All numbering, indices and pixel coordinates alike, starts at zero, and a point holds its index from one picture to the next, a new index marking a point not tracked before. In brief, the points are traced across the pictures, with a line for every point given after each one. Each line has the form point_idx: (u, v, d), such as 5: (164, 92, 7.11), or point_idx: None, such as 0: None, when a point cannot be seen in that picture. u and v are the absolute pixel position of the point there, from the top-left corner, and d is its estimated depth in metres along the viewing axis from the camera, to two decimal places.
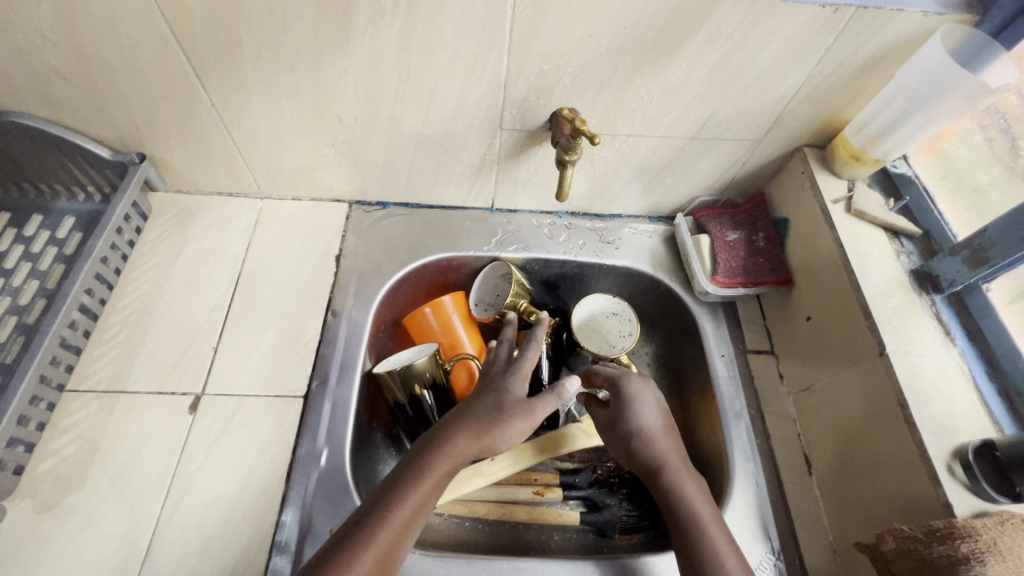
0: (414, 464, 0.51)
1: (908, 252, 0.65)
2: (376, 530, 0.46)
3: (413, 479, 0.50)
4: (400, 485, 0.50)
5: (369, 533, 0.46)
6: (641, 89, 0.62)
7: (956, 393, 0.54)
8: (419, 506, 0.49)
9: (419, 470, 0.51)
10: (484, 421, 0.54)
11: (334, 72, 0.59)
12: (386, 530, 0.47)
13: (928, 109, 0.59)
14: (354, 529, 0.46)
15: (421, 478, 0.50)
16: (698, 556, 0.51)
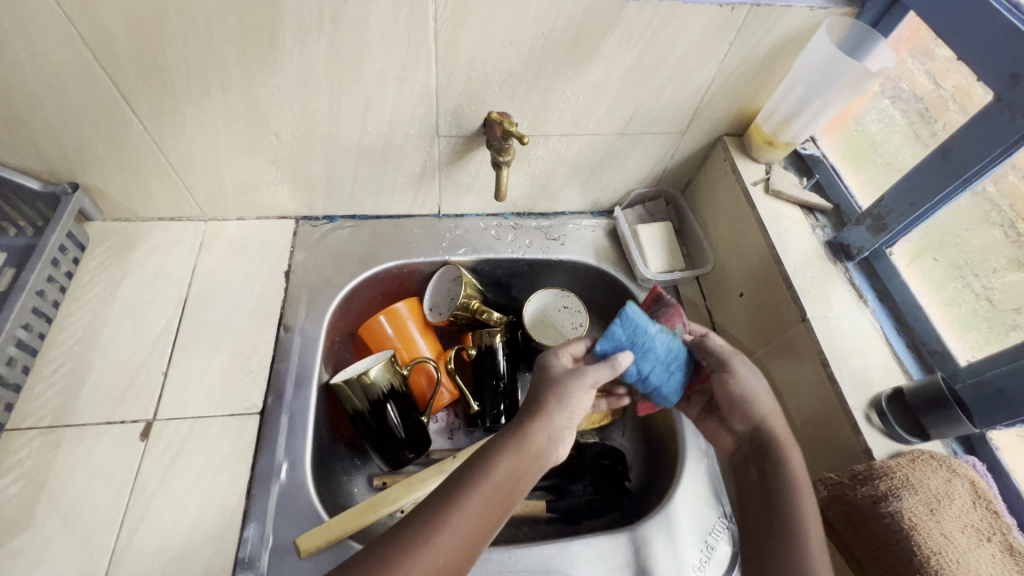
0: (481, 458, 0.48)
1: (822, 225, 0.70)
2: (439, 522, 0.45)
3: (482, 471, 0.48)
4: (470, 472, 0.48)
5: (430, 528, 0.44)
6: (566, 90, 0.65)
7: (870, 348, 0.59)
8: (491, 499, 0.47)
9: (491, 462, 0.48)
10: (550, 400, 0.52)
11: (266, 89, 0.61)
12: (449, 527, 0.44)
13: (824, 95, 0.65)
14: (416, 526, 0.45)
15: (492, 466, 0.48)
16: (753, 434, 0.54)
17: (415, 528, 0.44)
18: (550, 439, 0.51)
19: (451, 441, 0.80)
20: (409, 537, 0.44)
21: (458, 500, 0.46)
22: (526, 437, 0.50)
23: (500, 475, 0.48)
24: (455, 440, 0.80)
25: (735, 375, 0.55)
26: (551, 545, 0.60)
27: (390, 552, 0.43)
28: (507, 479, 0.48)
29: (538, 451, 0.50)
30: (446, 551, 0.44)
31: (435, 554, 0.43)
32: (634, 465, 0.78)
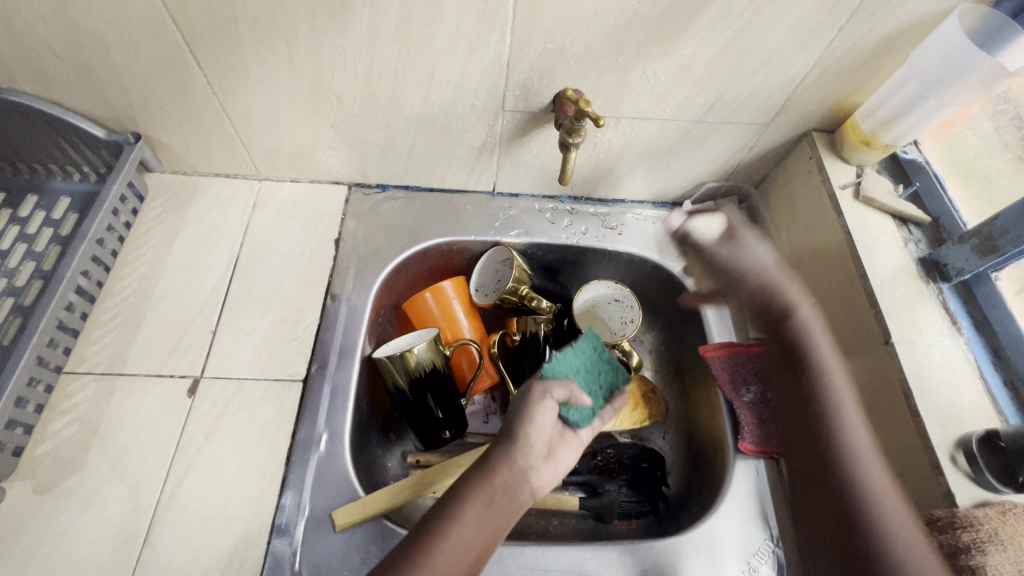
0: (447, 508, 0.50)
1: (916, 240, 0.63)
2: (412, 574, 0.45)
3: (449, 515, 0.49)
4: (438, 515, 0.49)
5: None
6: (647, 70, 0.60)
7: (960, 382, 0.54)
8: (465, 542, 0.48)
9: (455, 513, 0.49)
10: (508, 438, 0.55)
11: (332, 48, 0.58)
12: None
13: (942, 94, 0.57)
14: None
15: (462, 508, 0.50)
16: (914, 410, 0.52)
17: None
18: (512, 471, 0.53)
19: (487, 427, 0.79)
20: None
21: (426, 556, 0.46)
22: (489, 476, 0.52)
23: (469, 524, 0.49)
24: (491, 425, 0.79)
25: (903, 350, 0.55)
26: (585, 548, 0.59)
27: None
28: (475, 526, 0.49)
29: (503, 490, 0.52)
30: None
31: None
32: (673, 471, 0.75)
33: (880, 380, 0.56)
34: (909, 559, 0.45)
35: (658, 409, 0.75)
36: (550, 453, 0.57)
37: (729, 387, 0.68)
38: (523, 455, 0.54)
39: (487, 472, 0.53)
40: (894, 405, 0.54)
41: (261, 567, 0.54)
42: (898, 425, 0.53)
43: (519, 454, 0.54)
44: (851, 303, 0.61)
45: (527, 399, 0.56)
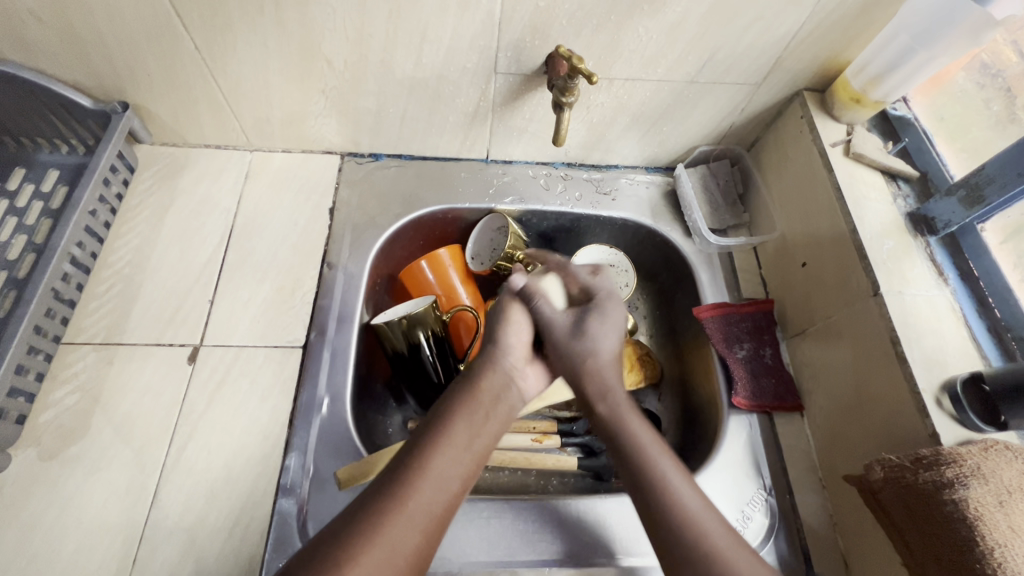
0: (429, 424, 0.51)
1: (905, 195, 0.64)
2: (407, 484, 0.46)
3: (441, 422, 0.51)
4: (431, 427, 0.51)
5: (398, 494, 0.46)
6: (639, 28, 0.60)
7: (947, 329, 0.55)
8: (456, 454, 0.49)
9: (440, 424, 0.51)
10: (490, 354, 0.57)
11: (321, 9, 0.57)
12: (421, 485, 0.47)
13: (932, 47, 0.58)
14: (374, 508, 0.45)
15: (451, 417, 0.51)
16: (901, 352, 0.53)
17: (386, 491, 0.46)
18: (490, 376, 0.55)
19: None
20: (385, 500, 0.45)
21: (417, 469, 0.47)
22: (476, 387, 0.54)
23: (456, 430, 0.51)
24: None
25: (893, 301, 0.56)
26: (585, 500, 0.61)
27: (357, 538, 0.43)
28: (463, 429, 0.51)
29: (491, 395, 0.54)
30: (423, 514, 0.46)
31: (415, 521, 0.45)
32: (669, 429, 0.77)
33: (869, 327, 0.57)
34: (891, 480, 0.49)
35: (652, 371, 0.77)
36: (531, 358, 0.59)
37: (723, 345, 0.69)
38: (504, 358, 0.57)
39: (466, 386, 0.54)
40: (882, 351, 0.55)
41: (268, 526, 0.55)
42: (885, 367, 0.55)
43: (497, 360, 0.56)
44: (842, 256, 0.62)
45: (497, 310, 0.60)
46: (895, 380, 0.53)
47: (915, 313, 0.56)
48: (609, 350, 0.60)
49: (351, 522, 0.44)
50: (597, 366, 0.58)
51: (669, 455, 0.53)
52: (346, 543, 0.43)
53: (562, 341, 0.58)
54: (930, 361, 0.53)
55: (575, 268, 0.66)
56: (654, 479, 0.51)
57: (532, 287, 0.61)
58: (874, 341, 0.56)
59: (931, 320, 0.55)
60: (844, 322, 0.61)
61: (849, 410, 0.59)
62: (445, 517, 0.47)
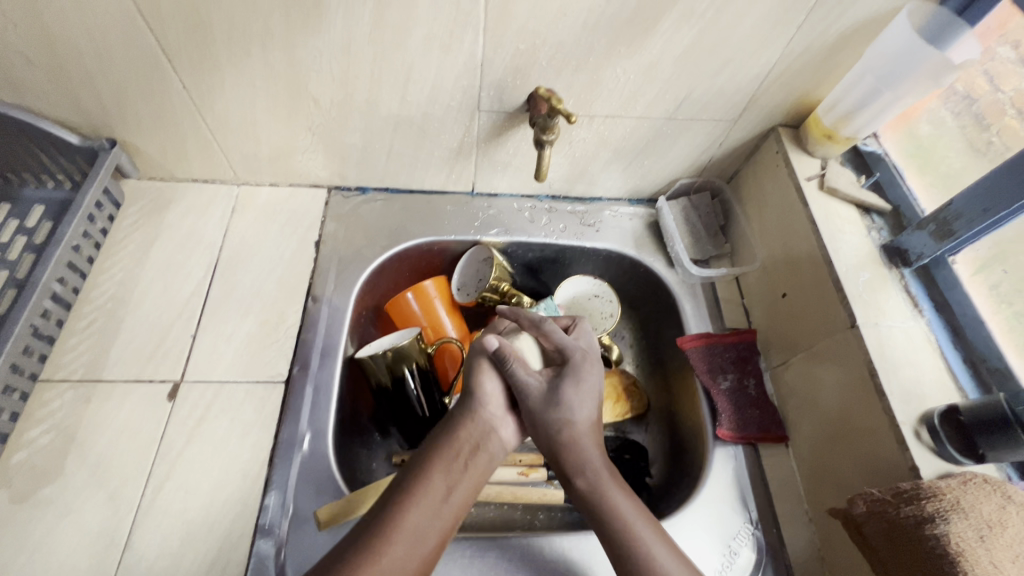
0: (407, 478, 0.50)
1: (878, 228, 0.66)
2: (381, 541, 0.46)
3: (419, 477, 0.50)
4: (409, 481, 0.50)
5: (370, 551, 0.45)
6: (617, 69, 0.62)
7: (923, 361, 0.56)
8: (430, 508, 0.49)
9: (413, 480, 0.50)
10: (471, 402, 0.56)
11: (308, 51, 0.59)
12: (394, 544, 0.46)
13: (897, 87, 0.60)
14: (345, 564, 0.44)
15: (429, 472, 0.51)
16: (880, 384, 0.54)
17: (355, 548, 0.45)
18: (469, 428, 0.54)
19: None
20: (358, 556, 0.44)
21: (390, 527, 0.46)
22: (455, 437, 0.53)
23: (427, 484, 0.50)
24: None
25: (871, 332, 0.57)
26: (569, 536, 0.60)
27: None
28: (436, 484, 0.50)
29: (470, 444, 0.54)
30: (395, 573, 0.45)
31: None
32: (655, 461, 0.77)
33: (848, 358, 0.58)
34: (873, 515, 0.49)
35: (639, 402, 0.77)
36: (514, 405, 0.59)
37: (707, 375, 0.69)
38: (483, 409, 0.55)
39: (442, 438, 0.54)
40: (861, 383, 0.56)
41: (245, 569, 0.54)
42: (865, 400, 0.55)
43: (480, 411, 0.55)
44: (821, 288, 0.63)
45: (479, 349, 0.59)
46: (874, 413, 0.54)
47: (892, 345, 0.56)
48: (587, 418, 0.56)
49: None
50: (574, 439, 0.55)
51: (649, 522, 0.52)
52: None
53: (537, 410, 0.54)
54: (908, 393, 0.53)
55: (549, 327, 0.61)
56: (630, 549, 0.50)
57: (507, 350, 0.57)
58: (852, 373, 0.57)
59: (908, 352, 0.56)
60: (824, 352, 0.61)
61: (831, 442, 0.59)
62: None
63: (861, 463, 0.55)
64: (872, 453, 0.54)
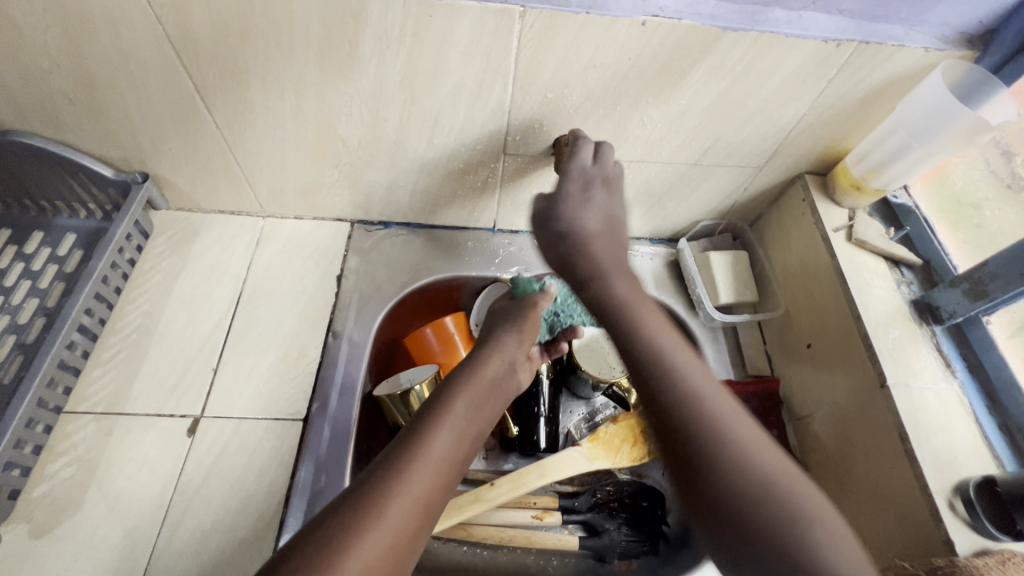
0: (432, 409, 0.53)
1: (908, 282, 0.65)
2: (410, 461, 0.47)
3: (443, 404, 0.53)
4: (434, 409, 0.53)
5: (400, 470, 0.46)
6: (644, 117, 0.62)
7: (956, 425, 0.54)
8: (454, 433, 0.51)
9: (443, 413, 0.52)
10: (488, 348, 0.62)
11: (339, 96, 0.60)
12: (422, 464, 0.47)
13: (928, 143, 0.60)
14: (375, 483, 0.44)
15: (453, 400, 0.54)
16: (911, 448, 0.52)
17: (385, 470, 0.46)
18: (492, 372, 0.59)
19: (486, 462, 0.77)
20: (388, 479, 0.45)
21: (420, 451, 0.48)
22: (478, 374, 0.58)
23: (454, 419, 0.52)
24: (490, 461, 0.78)
25: (902, 394, 0.55)
26: None
27: (363, 507, 0.43)
28: (463, 418, 0.53)
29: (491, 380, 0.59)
30: (420, 500, 0.45)
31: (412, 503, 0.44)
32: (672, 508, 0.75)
33: (877, 418, 0.56)
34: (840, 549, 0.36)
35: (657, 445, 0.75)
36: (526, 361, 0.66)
37: None
38: (506, 352, 0.62)
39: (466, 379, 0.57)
40: (892, 445, 0.54)
41: None
42: (893, 460, 0.54)
43: (500, 351, 0.61)
44: (849, 343, 0.61)
45: (512, 312, 0.66)
46: (905, 482, 0.52)
47: (924, 408, 0.55)
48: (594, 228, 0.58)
49: (353, 494, 0.44)
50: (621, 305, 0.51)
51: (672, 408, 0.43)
52: (348, 523, 0.41)
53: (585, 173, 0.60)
54: (942, 459, 0.52)
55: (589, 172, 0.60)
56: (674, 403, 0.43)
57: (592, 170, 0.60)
58: (881, 434, 0.56)
59: (942, 416, 0.54)
60: (852, 409, 0.60)
61: (858, 505, 0.57)
62: (438, 507, 0.46)
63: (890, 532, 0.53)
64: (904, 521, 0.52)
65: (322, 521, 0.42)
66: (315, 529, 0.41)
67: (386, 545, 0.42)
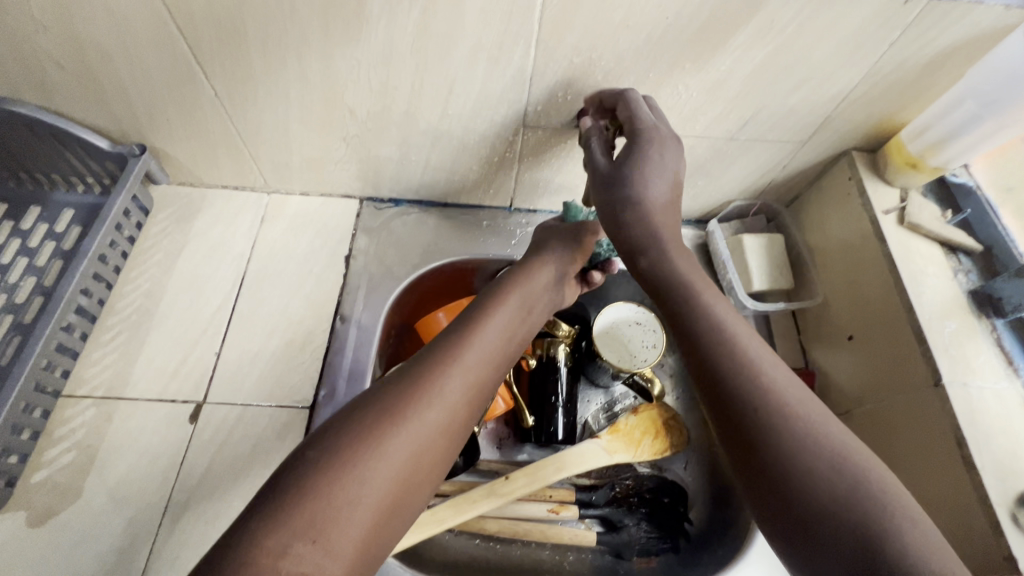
0: (482, 305, 0.53)
1: (966, 270, 0.59)
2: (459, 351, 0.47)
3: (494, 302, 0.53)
4: (483, 305, 0.53)
5: (452, 354, 0.47)
6: (679, 85, 0.56)
7: (1020, 430, 0.49)
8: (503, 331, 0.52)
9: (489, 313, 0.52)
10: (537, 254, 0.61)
11: (345, 61, 0.54)
12: (470, 353, 0.47)
13: (1001, 115, 0.53)
14: (423, 366, 0.45)
15: (502, 299, 0.54)
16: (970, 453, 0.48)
17: (431, 360, 0.46)
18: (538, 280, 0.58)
19: (500, 453, 0.75)
20: (433, 368, 0.45)
21: (463, 344, 0.48)
22: (529, 277, 0.58)
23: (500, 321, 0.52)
24: (504, 452, 0.75)
25: (960, 394, 0.50)
26: None
27: (408, 391, 0.43)
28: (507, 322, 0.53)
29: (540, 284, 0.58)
30: (466, 383, 0.46)
31: (454, 395, 0.45)
32: (695, 503, 0.72)
33: (930, 420, 0.52)
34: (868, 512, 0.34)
35: (680, 438, 0.72)
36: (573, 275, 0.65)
37: None
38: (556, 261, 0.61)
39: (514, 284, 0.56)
40: (947, 448, 0.49)
41: None
42: (947, 464, 0.49)
43: (548, 259, 0.61)
44: (898, 337, 0.56)
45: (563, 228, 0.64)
46: (962, 490, 0.48)
47: (983, 410, 0.50)
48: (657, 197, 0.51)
49: (398, 380, 0.44)
50: (691, 289, 0.48)
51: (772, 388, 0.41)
52: (392, 403, 0.42)
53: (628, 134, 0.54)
54: (1004, 466, 0.47)
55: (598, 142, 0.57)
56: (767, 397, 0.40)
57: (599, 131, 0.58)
58: (934, 437, 0.51)
59: (1004, 420, 0.50)
60: (898, 408, 0.55)
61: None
62: (477, 403, 0.47)
63: None
64: (957, 531, 0.48)
65: (368, 399, 0.43)
66: (359, 407, 0.42)
67: (438, 423, 0.43)
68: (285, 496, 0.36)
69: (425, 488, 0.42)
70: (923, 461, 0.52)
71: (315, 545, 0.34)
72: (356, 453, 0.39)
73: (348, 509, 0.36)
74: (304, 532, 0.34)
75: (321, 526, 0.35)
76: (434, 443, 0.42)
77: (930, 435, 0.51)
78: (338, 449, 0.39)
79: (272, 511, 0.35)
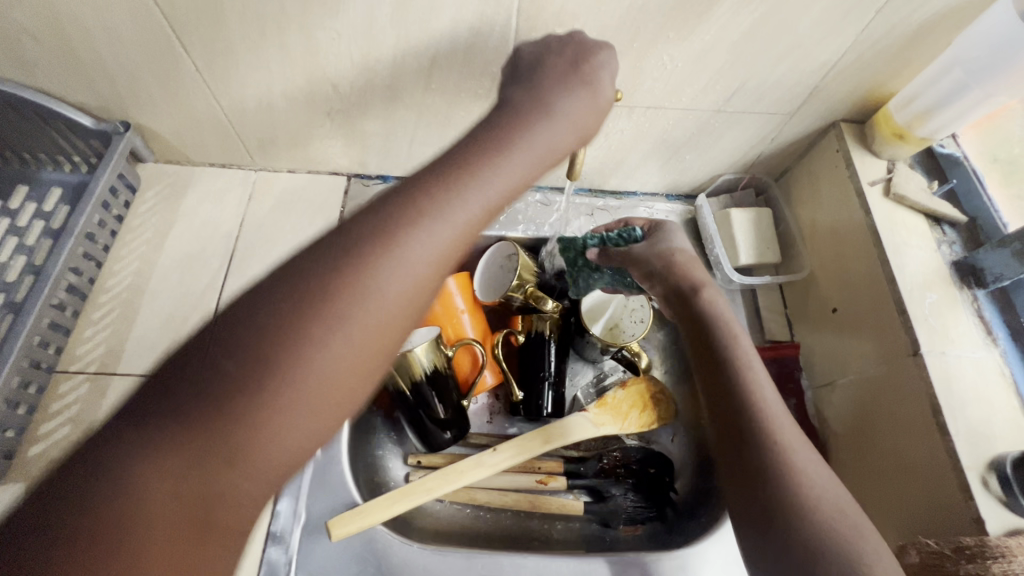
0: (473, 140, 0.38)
1: (950, 241, 0.59)
2: (428, 202, 0.34)
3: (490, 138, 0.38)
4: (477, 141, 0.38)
5: (416, 206, 0.33)
6: (663, 56, 0.56)
7: (994, 397, 0.50)
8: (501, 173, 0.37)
9: (475, 155, 0.37)
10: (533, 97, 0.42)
11: (325, 32, 0.54)
12: (447, 203, 0.34)
13: (986, 83, 0.53)
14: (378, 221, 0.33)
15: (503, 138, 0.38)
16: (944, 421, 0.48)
17: (380, 221, 0.33)
18: (551, 116, 0.41)
19: (490, 426, 0.76)
20: (375, 232, 0.32)
21: (438, 193, 0.34)
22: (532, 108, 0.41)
23: (491, 164, 0.36)
24: (494, 425, 0.76)
25: (937, 363, 0.51)
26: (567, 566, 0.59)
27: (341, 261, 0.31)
28: (506, 166, 0.37)
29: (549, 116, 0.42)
30: (434, 242, 0.33)
31: (411, 270, 0.32)
32: (680, 473, 0.73)
33: (908, 390, 0.52)
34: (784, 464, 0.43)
35: (665, 411, 0.72)
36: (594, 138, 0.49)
37: None
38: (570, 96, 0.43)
39: (508, 121, 0.40)
40: (923, 419, 0.50)
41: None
42: (922, 432, 0.50)
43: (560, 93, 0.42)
44: (880, 309, 0.57)
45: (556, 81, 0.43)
46: (935, 457, 0.49)
47: (962, 379, 0.51)
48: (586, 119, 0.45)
49: (323, 249, 0.32)
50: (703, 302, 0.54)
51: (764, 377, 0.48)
52: (317, 285, 0.31)
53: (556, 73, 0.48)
54: (978, 432, 0.48)
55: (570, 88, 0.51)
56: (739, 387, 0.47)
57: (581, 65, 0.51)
58: (911, 406, 0.52)
59: (979, 388, 0.50)
60: (878, 378, 0.56)
61: (882, 480, 0.54)
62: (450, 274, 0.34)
63: (913, 508, 0.51)
64: (929, 496, 0.49)
65: (289, 277, 0.32)
66: (280, 290, 0.31)
67: (386, 305, 0.32)
68: (169, 417, 0.28)
69: (363, 389, 0.32)
70: (901, 429, 0.53)
71: (222, 472, 0.28)
72: (267, 354, 0.29)
73: (255, 434, 0.29)
74: (198, 467, 0.28)
75: (226, 452, 0.28)
76: (384, 331, 0.32)
77: (909, 406, 0.52)
78: (249, 350, 0.29)
79: (156, 433, 0.27)
